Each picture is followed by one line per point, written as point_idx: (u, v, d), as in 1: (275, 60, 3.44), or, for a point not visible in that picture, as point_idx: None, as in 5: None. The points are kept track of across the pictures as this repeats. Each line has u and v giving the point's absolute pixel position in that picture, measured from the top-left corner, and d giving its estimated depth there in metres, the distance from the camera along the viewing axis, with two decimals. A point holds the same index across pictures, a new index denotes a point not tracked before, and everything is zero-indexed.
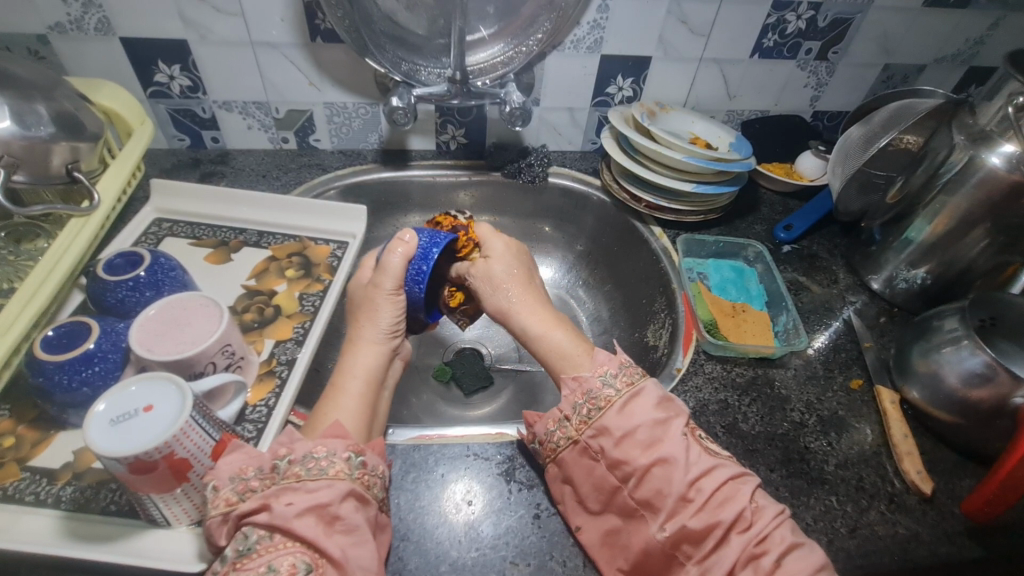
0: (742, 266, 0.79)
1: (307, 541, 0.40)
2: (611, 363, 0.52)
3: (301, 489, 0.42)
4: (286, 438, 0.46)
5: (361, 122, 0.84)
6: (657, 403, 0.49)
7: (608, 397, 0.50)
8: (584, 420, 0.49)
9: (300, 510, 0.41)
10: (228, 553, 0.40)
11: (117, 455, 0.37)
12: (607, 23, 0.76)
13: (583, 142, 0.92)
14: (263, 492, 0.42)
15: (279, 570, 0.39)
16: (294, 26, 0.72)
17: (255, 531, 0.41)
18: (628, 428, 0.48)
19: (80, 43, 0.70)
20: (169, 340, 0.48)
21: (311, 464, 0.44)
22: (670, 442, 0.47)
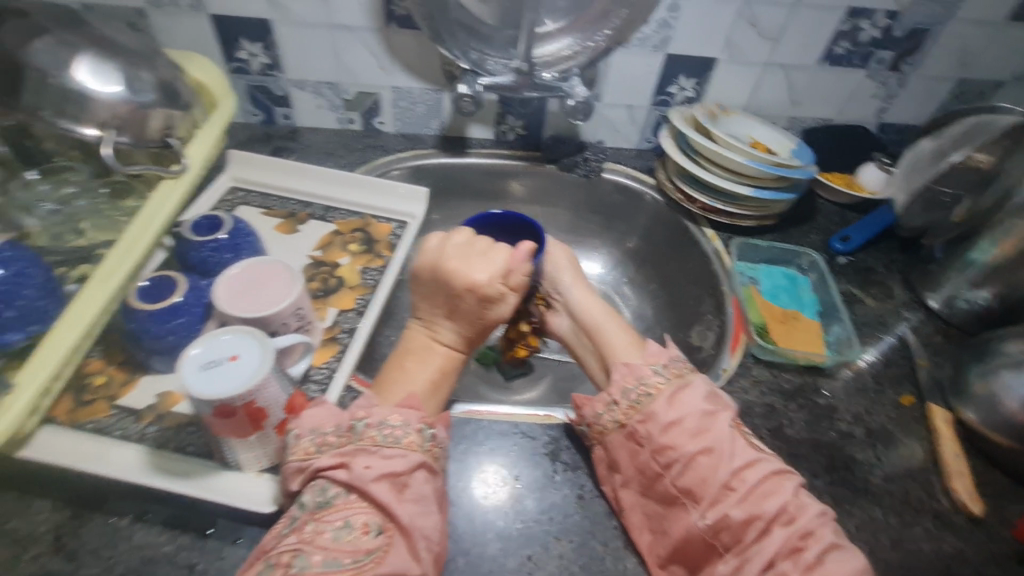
0: (795, 274, 0.79)
1: (379, 504, 0.42)
2: (661, 356, 0.54)
3: (377, 453, 0.44)
4: (364, 401, 0.47)
5: (425, 108, 0.86)
6: (706, 396, 0.51)
7: (657, 385, 0.51)
8: (632, 405, 0.51)
9: (374, 475, 0.43)
10: (307, 503, 0.42)
11: (216, 396, 0.41)
12: (675, 22, 0.77)
13: (639, 140, 0.92)
14: (341, 450, 0.44)
15: (354, 526, 0.41)
16: (371, 11, 0.75)
17: (332, 486, 0.43)
18: (679, 414, 0.49)
19: (173, 17, 0.75)
20: (249, 299, 0.51)
21: (387, 432, 0.45)
22: (718, 426, 0.49)
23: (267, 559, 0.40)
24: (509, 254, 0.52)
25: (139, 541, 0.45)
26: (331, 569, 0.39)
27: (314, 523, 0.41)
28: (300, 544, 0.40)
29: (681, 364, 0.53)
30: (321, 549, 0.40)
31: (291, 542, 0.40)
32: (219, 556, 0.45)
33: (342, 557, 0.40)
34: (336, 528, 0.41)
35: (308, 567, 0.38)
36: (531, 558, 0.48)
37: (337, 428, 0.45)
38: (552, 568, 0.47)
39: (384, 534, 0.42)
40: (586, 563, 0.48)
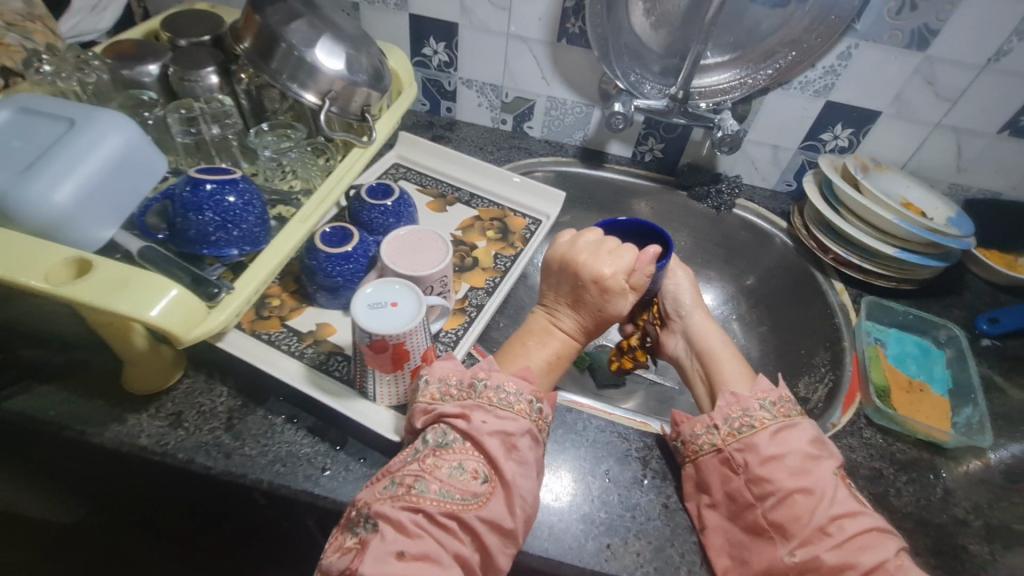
0: (928, 346, 0.74)
1: (490, 457, 0.47)
2: (771, 393, 0.55)
3: (492, 412, 0.50)
4: (486, 364, 0.53)
5: (573, 119, 0.92)
6: (811, 439, 0.52)
7: (763, 419, 0.53)
8: (732, 433, 0.53)
9: (489, 430, 0.48)
10: (428, 441, 0.48)
11: (383, 334, 0.48)
12: (844, 71, 0.76)
13: (777, 182, 0.91)
14: (462, 402, 0.50)
15: (466, 470, 0.47)
16: (547, 26, 0.82)
17: (451, 432, 0.48)
18: (783, 451, 0.51)
19: (379, 13, 0.87)
20: (408, 259, 0.59)
21: (502, 395, 0.51)
22: (821, 471, 0.50)
23: (392, 479, 0.47)
24: (637, 255, 0.56)
25: (287, 437, 0.53)
26: (443, 498, 0.45)
27: (434, 457, 0.47)
28: (421, 472, 0.46)
29: (790, 405, 0.54)
30: (438, 481, 0.46)
31: (414, 468, 0.47)
32: (346, 467, 0.52)
33: (453, 491, 0.46)
34: (452, 468, 0.47)
35: (425, 493, 0.45)
36: (610, 546, 0.50)
37: (458, 381, 0.52)
38: (627, 561, 0.50)
39: (489, 484, 0.47)
40: (660, 567, 0.50)
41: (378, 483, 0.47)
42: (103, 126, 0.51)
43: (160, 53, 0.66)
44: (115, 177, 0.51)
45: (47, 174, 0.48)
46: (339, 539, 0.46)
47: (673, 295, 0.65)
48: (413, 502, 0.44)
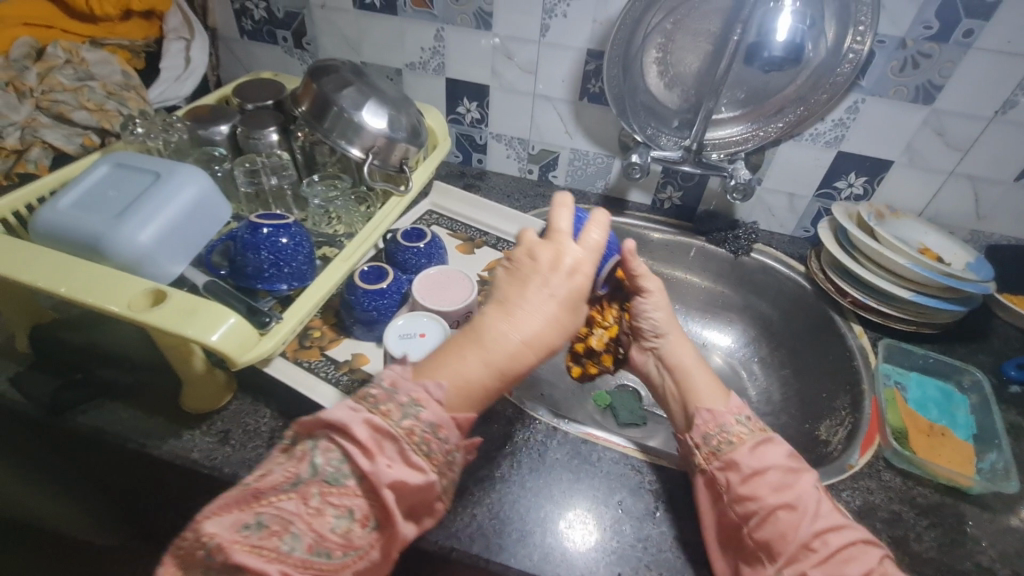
0: (952, 391, 0.73)
1: (382, 506, 0.42)
2: (746, 409, 0.57)
3: (403, 454, 0.43)
4: (417, 387, 0.45)
5: (595, 169, 0.98)
6: (788, 454, 0.53)
7: (739, 434, 0.55)
8: (712, 451, 0.55)
9: (391, 477, 0.42)
10: (314, 472, 0.41)
11: (412, 361, 0.54)
12: (852, 123, 0.81)
13: (794, 228, 0.94)
14: (367, 417, 0.43)
15: (354, 518, 0.41)
16: (569, 86, 0.90)
17: (347, 469, 0.41)
18: (759, 464, 0.52)
19: (419, 77, 0.97)
20: (436, 296, 0.65)
21: (428, 436, 0.44)
22: (803, 491, 0.50)
23: (257, 514, 0.39)
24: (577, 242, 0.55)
25: None
26: (314, 558, 0.39)
27: (318, 498, 0.40)
28: (293, 514, 0.40)
29: (764, 418, 0.57)
30: (312, 534, 0.40)
31: (286, 508, 0.40)
32: None
33: (329, 550, 0.40)
34: (336, 514, 0.41)
35: (293, 552, 0.38)
36: None
37: (393, 386, 0.45)
38: None
39: (375, 533, 0.42)
40: None
41: (238, 517, 0.39)
42: (183, 177, 0.60)
43: (230, 115, 0.76)
44: (189, 220, 0.60)
45: (135, 218, 0.56)
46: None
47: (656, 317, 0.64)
48: (278, 565, 0.38)
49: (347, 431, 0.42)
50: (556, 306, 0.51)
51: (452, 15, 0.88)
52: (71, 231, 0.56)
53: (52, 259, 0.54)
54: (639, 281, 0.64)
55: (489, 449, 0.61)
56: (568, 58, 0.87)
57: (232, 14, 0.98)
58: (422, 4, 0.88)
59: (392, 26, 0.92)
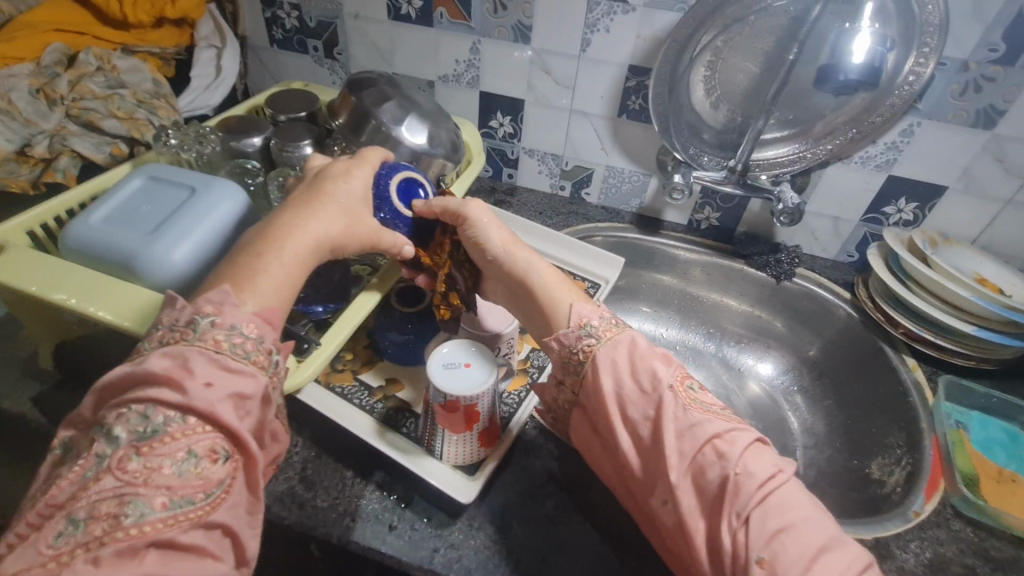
0: (1017, 432, 0.70)
1: (228, 430, 0.40)
2: (592, 317, 0.56)
3: (219, 369, 0.41)
4: (218, 296, 0.45)
5: (630, 187, 0.96)
6: (639, 356, 0.53)
7: (587, 348, 0.54)
8: (575, 379, 0.54)
9: (219, 394, 0.40)
10: (121, 438, 0.37)
11: (457, 394, 0.51)
12: (906, 146, 0.77)
13: (838, 252, 0.91)
14: (168, 351, 0.41)
15: (199, 455, 0.38)
16: (608, 102, 0.87)
17: (159, 412, 0.38)
18: (638, 387, 0.51)
19: (452, 89, 0.95)
20: (478, 321, 0.62)
21: (234, 340, 0.43)
22: (647, 396, 0.50)
23: (71, 515, 0.35)
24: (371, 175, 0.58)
25: (356, 491, 0.55)
26: (177, 508, 0.36)
27: (138, 460, 0.37)
28: (120, 487, 0.36)
29: (611, 323, 0.55)
30: (162, 492, 0.36)
31: (111, 486, 0.36)
32: (412, 526, 0.53)
33: (192, 495, 0.37)
34: (178, 460, 0.37)
35: (146, 517, 0.35)
36: None
37: (209, 315, 0.44)
38: None
39: (230, 461, 0.40)
40: None
41: (49, 527, 0.34)
42: (218, 192, 0.58)
43: (262, 127, 0.74)
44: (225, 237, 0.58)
45: (169, 234, 0.54)
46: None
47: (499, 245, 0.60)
48: (130, 537, 0.34)
49: (141, 378, 0.39)
50: (343, 214, 0.54)
51: (490, 28, 0.85)
52: (103, 249, 0.54)
53: (82, 278, 0.52)
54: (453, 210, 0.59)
55: (533, 486, 0.57)
56: (608, 73, 0.84)
57: (263, 23, 0.97)
58: (459, 17, 0.86)
59: (427, 38, 0.90)
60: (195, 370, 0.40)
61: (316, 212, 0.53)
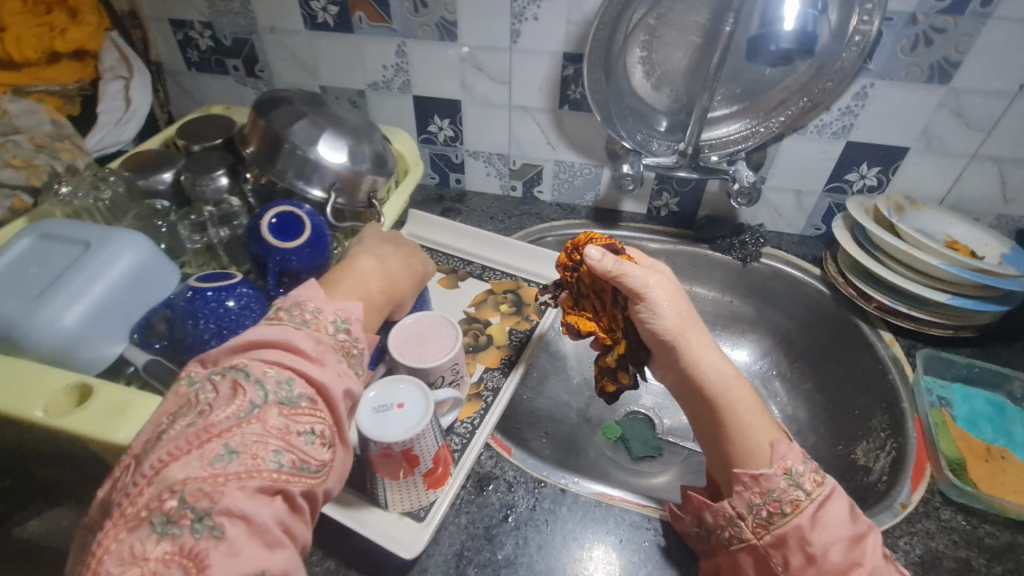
0: (1003, 402, 0.65)
1: (335, 418, 0.44)
2: (796, 459, 0.49)
3: (342, 366, 0.47)
4: (351, 307, 0.52)
5: (583, 181, 0.91)
6: (849, 514, 0.46)
7: (795, 501, 0.47)
8: (762, 523, 0.47)
9: (339, 386, 0.45)
10: (270, 397, 0.41)
11: (389, 442, 0.46)
12: (861, 110, 0.73)
13: (804, 226, 0.87)
14: (300, 333, 0.46)
15: (316, 434, 0.42)
16: (548, 94, 0.82)
17: (299, 387, 0.43)
18: (846, 533, 0.45)
19: (384, 97, 0.89)
20: (416, 349, 0.57)
21: (356, 354, 0.50)
22: (830, 546, 0.44)
23: (226, 443, 0.38)
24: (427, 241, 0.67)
25: None
26: (295, 471, 0.40)
27: (281, 419, 0.41)
28: (265, 435, 0.40)
29: (818, 468, 0.49)
30: (293, 451, 0.41)
31: (255, 431, 0.40)
32: None
33: (310, 463, 0.42)
34: (303, 432, 0.42)
35: (280, 467, 0.39)
36: None
37: (317, 308, 0.50)
38: None
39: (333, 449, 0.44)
40: None
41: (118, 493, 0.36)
42: (122, 249, 0.53)
43: (174, 161, 0.69)
44: (127, 297, 0.53)
45: (58, 299, 0.49)
46: (155, 512, 0.35)
47: (710, 366, 0.54)
48: (270, 481, 0.39)
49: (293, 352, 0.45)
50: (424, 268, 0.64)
51: (413, 28, 0.80)
52: None
53: None
54: (621, 281, 0.55)
55: (489, 525, 0.53)
56: (544, 64, 0.79)
57: (176, 45, 0.91)
58: (380, 19, 0.80)
59: (350, 45, 0.84)
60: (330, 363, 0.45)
61: (403, 259, 0.62)
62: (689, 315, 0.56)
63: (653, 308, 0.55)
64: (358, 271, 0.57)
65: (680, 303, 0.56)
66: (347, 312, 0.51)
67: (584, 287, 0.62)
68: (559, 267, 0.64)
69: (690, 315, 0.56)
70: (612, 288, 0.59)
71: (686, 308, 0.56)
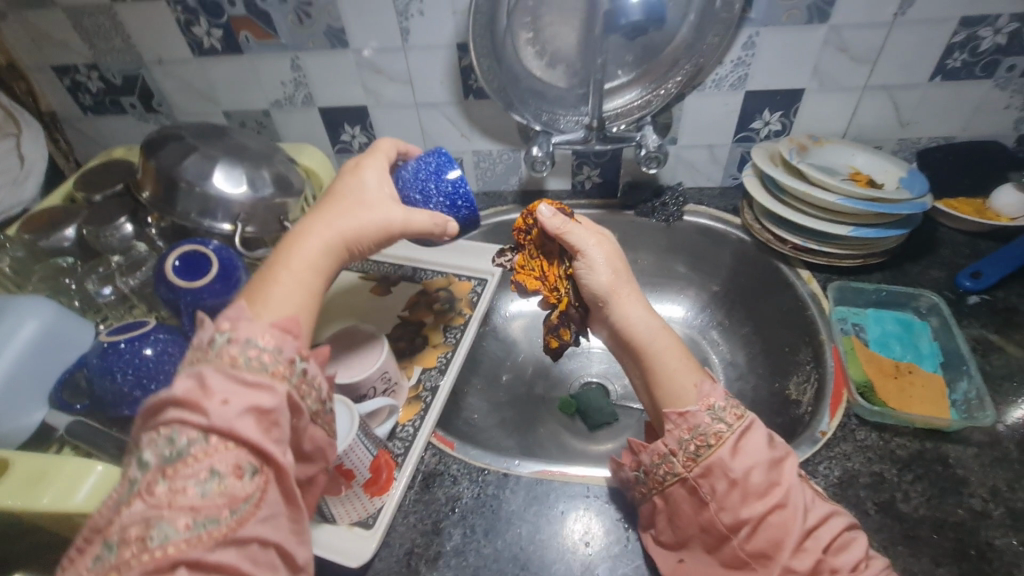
0: (911, 319, 0.69)
1: (248, 442, 0.36)
2: (718, 396, 0.52)
3: (239, 379, 0.38)
4: (235, 313, 0.43)
5: (504, 166, 0.91)
6: (767, 441, 0.50)
7: (718, 433, 0.49)
8: (691, 457, 0.49)
9: (237, 409, 0.37)
10: (150, 461, 0.35)
11: None
12: (752, 60, 0.75)
13: (722, 178, 0.89)
14: (191, 371, 0.39)
15: (223, 474, 0.35)
16: (450, 87, 0.82)
17: (183, 433, 0.36)
18: (765, 458, 0.48)
19: (290, 113, 0.88)
20: (343, 365, 0.58)
21: (252, 354, 0.40)
22: (753, 471, 0.47)
23: (111, 537, 0.33)
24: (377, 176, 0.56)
25: None
26: (204, 527, 0.34)
27: (166, 482, 0.35)
28: (153, 509, 0.33)
29: (737, 403, 0.51)
30: (188, 510, 0.34)
31: (143, 509, 0.33)
32: None
33: (214, 512, 0.34)
34: (199, 480, 0.35)
35: (173, 536, 0.33)
36: None
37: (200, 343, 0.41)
38: None
39: (260, 476, 0.37)
40: None
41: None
42: (25, 312, 0.54)
43: (76, 214, 0.67)
44: (40, 358, 0.53)
45: None
46: None
47: (640, 318, 0.57)
48: (165, 555, 0.32)
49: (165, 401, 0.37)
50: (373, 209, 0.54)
51: (302, 40, 0.79)
52: None
53: None
54: (566, 239, 0.58)
55: (438, 520, 0.55)
56: (441, 57, 0.79)
57: (65, 92, 0.88)
58: (267, 36, 0.78)
59: (243, 66, 0.82)
60: (211, 388, 0.37)
61: (345, 217, 0.52)
62: (623, 274, 0.59)
63: (586, 268, 0.58)
64: (298, 256, 0.49)
65: (614, 262, 0.59)
66: (264, 331, 0.42)
67: (533, 250, 0.62)
68: (518, 229, 0.64)
69: (625, 271, 0.59)
70: (562, 253, 0.61)
71: (621, 267, 0.59)
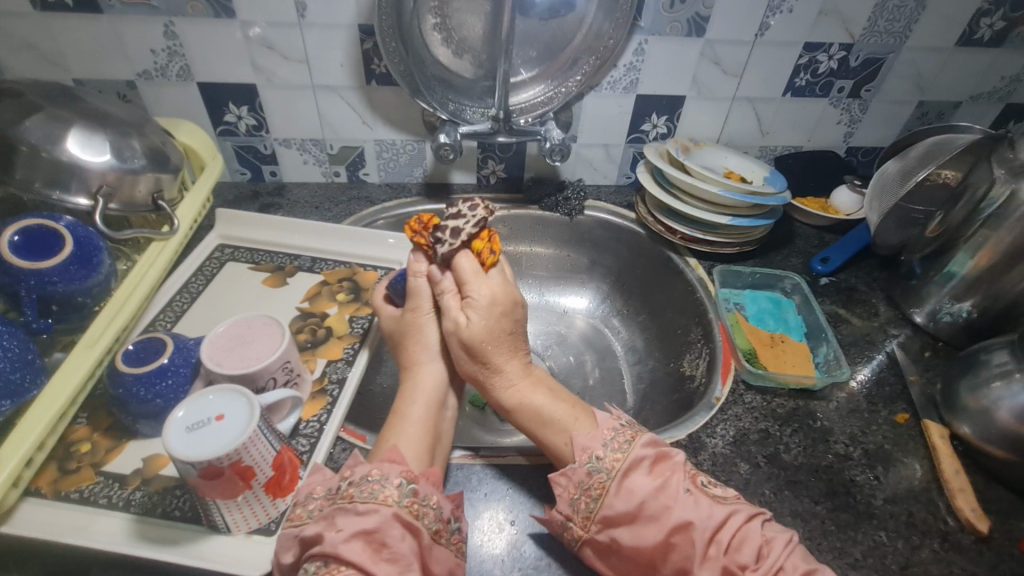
0: (779, 298, 0.80)
1: (355, 563, 0.40)
2: (594, 445, 0.51)
3: (352, 511, 0.43)
4: (354, 460, 0.49)
5: (407, 157, 0.89)
6: (651, 468, 0.49)
7: (601, 481, 0.49)
8: (586, 515, 0.48)
9: (348, 535, 0.42)
10: None
11: (205, 459, 0.40)
12: (642, 65, 0.81)
13: (617, 176, 0.95)
14: (320, 513, 0.45)
15: None
16: (351, 70, 0.78)
17: (311, 563, 0.41)
18: (647, 490, 0.48)
19: (162, 87, 0.78)
20: (236, 356, 0.51)
21: (366, 486, 0.45)
22: (638, 507, 0.47)
23: None
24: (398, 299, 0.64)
25: None
26: None
27: None
28: None
29: (618, 441, 0.51)
30: None
31: None
32: None
33: None
34: None
35: None
36: None
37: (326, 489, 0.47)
38: None
39: None
40: None
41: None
42: None
43: None
44: None
45: None
46: None
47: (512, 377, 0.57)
48: None
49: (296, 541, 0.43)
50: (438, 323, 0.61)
51: (179, 4, 0.70)
52: None
53: None
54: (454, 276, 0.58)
55: None
56: (341, 38, 0.75)
57: None
58: None
59: (102, 28, 0.72)
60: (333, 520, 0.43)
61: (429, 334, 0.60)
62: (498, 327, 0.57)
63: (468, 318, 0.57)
64: (398, 407, 0.55)
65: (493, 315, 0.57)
66: (379, 467, 0.47)
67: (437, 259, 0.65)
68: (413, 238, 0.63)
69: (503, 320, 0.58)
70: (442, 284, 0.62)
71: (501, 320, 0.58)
